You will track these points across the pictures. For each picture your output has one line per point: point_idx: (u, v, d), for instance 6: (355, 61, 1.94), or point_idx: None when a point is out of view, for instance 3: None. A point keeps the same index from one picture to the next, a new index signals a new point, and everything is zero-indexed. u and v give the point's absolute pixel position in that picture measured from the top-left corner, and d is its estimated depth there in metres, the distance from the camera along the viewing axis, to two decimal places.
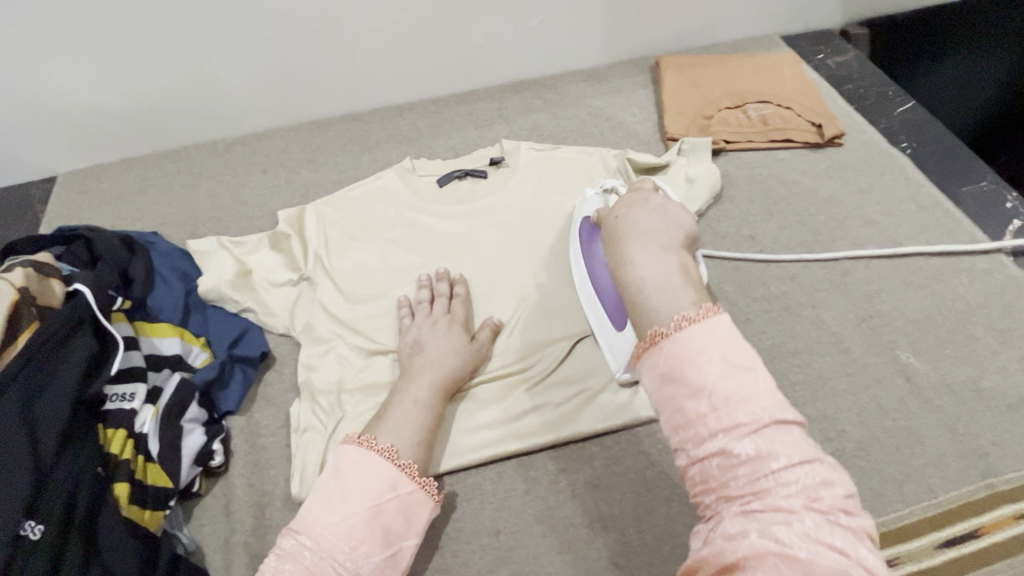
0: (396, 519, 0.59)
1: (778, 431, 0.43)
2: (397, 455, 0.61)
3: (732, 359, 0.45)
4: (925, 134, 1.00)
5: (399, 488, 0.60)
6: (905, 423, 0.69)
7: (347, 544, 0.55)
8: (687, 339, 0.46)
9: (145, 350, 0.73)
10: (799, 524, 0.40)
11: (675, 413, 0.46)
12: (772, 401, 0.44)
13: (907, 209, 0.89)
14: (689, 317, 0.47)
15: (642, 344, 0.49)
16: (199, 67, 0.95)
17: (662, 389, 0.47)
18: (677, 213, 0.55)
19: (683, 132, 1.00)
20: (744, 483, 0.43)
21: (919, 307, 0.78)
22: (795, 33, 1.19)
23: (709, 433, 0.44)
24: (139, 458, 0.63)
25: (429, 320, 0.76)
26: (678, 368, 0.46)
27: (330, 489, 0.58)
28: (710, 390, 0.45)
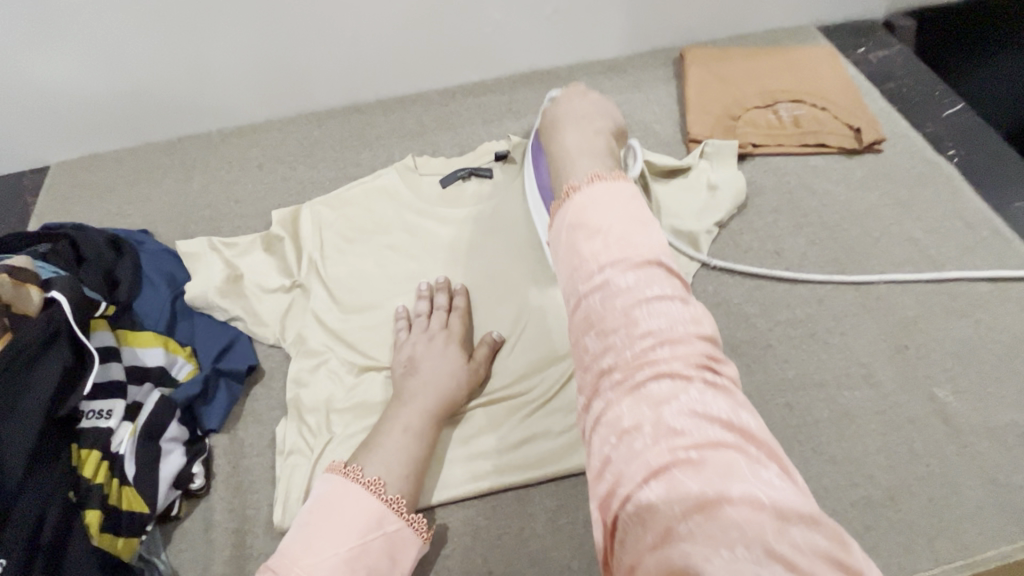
0: (380, 560, 0.55)
1: (661, 280, 0.43)
2: (384, 489, 0.58)
3: (627, 208, 0.47)
4: (975, 140, 0.91)
5: (384, 526, 0.56)
6: (941, 470, 0.63)
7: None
8: (592, 190, 0.49)
9: (127, 360, 0.69)
10: (685, 396, 0.37)
11: (571, 256, 0.46)
12: (659, 248, 0.45)
13: (952, 226, 0.81)
14: (598, 176, 0.50)
15: (558, 203, 0.51)
16: (194, 55, 0.90)
17: (565, 235, 0.47)
18: (606, 107, 0.66)
19: (707, 133, 0.92)
20: (623, 317, 0.41)
21: (961, 338, 0.71)
22: (834, 24, 1.09)
23: (597, 266, 0.44)
24: (114, 481, 0.59)
25: (424, 335, 0.72)
26: (579, 215, 0.47)
27: (312, 526, 0.54)
28: (604, 231, 0.45)
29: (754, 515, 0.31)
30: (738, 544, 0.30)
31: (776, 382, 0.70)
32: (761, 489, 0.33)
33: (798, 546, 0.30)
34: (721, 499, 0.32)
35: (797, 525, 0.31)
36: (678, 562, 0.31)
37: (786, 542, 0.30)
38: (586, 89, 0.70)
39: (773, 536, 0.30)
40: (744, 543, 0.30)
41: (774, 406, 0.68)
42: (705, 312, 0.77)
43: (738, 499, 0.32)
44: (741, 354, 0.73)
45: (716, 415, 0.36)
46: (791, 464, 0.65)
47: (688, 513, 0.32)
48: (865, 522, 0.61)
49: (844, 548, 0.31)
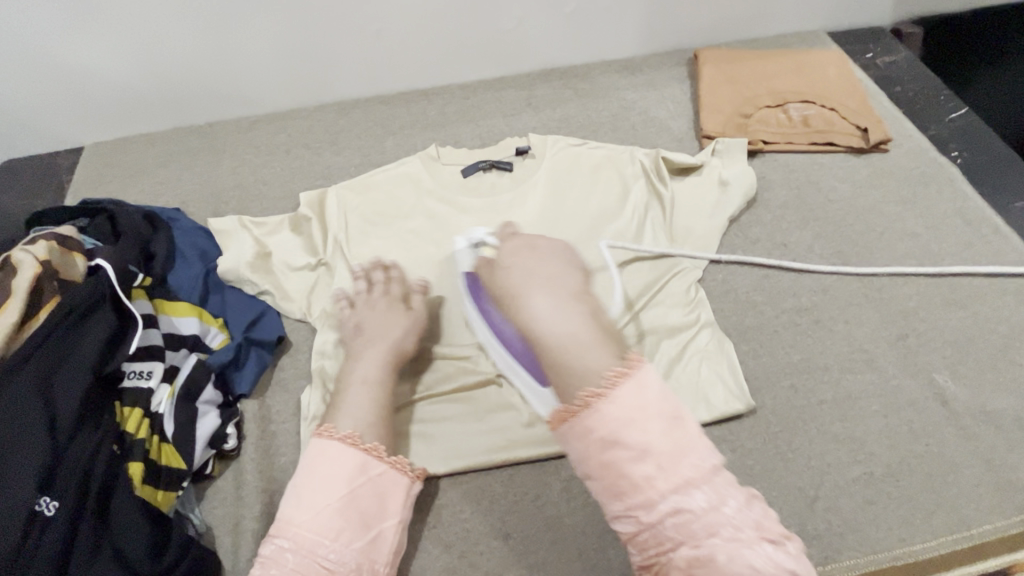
0: (371, 502, 0.59)
1: (695, 461, 0.50)
2: (361, 440, 0.61)
3: (642, 395, 0.51)
4: (978, 143, 0.95)
5: (369, 471, 0.60)
6: (939, 450, 0.66)
7: (328, 537, 0.56)
8: (582, 360, 0.53)
9: (164, 328, 0.72)
10: (721, 511, 0.48)
11: (588, 449, 0.51)
12: (686, 431, 0.51)
13: (953, 223, 0.85)
14: (614, 374, 0.52)
15: (571, 411, 0.53)
16: (229, 42, 0.94)
17: (581, 433, 0.52)
18: (545, 243, 0.65)
19: (719, 130, 0.95)
20: (664, 488, 0.49)
21: (960, 328, 0.75)
22: (843, 30, 1.13)
23: (651, 487, 0.49)
24: (154, 437, 0.63)
25: (367, 304, 0.75)
26: (576, 389, 0.53)
27: (301, 484, 0.58)
28: (648, 450, 0.50)
29: None
30: None
31: (782, 365, 0.73)
32: None
33: (769, 558, 0.47)
34: None
35: None
36: None
37: None
38: (527, 238, 0.66)
39: None
40: None
41: (780, 388, 0.72)
42: (715, 299, 0.80)
43: None
44: (748, 339, 0.76)
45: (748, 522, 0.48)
46: (796, 441, 0.68)
47: None
48: (865, 497, 0.64)
49: None
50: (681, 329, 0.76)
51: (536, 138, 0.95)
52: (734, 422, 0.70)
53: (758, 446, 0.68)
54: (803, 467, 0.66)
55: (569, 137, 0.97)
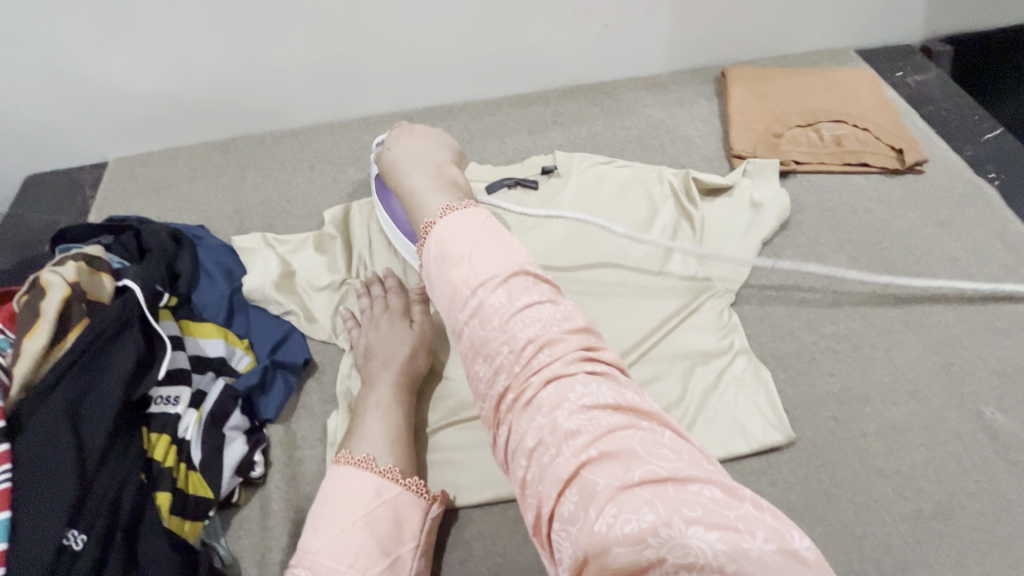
0: (387, 526, 0.58)
1: (526, 296, 0.51)
2: (374, 461, 0.60)
3: (482, 234, 0.55)
4: (1015, 165, 0.93)
5: (383, 494, 0.59)
6: (990, 486, 0.64)
7: (346, 563, 0.54)
8: (445, 223, 0.57)
9: (189, 349, 0.71)
10: (574, 391, 0.45)
11: (445, 289, 0.54)
12: (522, 261, 0.54)
13: (993, 248, 0.83)
14: (450, 208, 0.59)
15: (421, 242, 0.59)
16: (257, 57, 0.94)
17: (435, 269, 0.55)
18: (438, 142, 0.72)
19: (750, 149, 0.94)
20: (514, 347, 0.48)
21: (1007, 358, 0.72)
22: (871, 48, 1.12)
23: (470, 292, 0.52)
24: (181, 466, 0.61)
25: (371, 322, 0.74)
26: (441, 247, 0.56)
27: (320, 507, 0.58)
28: (467, 257, 0.54)
29: (655, 488, 0.39)
30: (642, 506, 0.38)
31: (823, 395, 0.71)
32: (662, 465, 0.40)
33: (590, 391, 0.45)
34: (630, 486, 0.39)
35: (691, 484, 0.39)
36: (612, 563, 0.37)
37: (684, 503, 0.38)
38: (411, 125, 0.75)
39: (674, 500, 0.38)
40: (645, 507, 0.38)
41: (821, 418, 0.69)
42: (749, 324, 0.78)
43: (642, 481, 0.39)
44: (786, 366, 0.74)
45: (601, 400, 0.45)
46: (839, 475, 0.65)
47: (604, 510, 0.39)
48: (915, 535, 0.61)
49: (733, 497, 0.39)
50: (714, 355, 0.74)
51: (563, 155, 0.95)
52: (774, 454, 0.67)
53: (799, 480, 0.66)
54: (848, 503, 0.64)
55: (594, 155, 0.97)
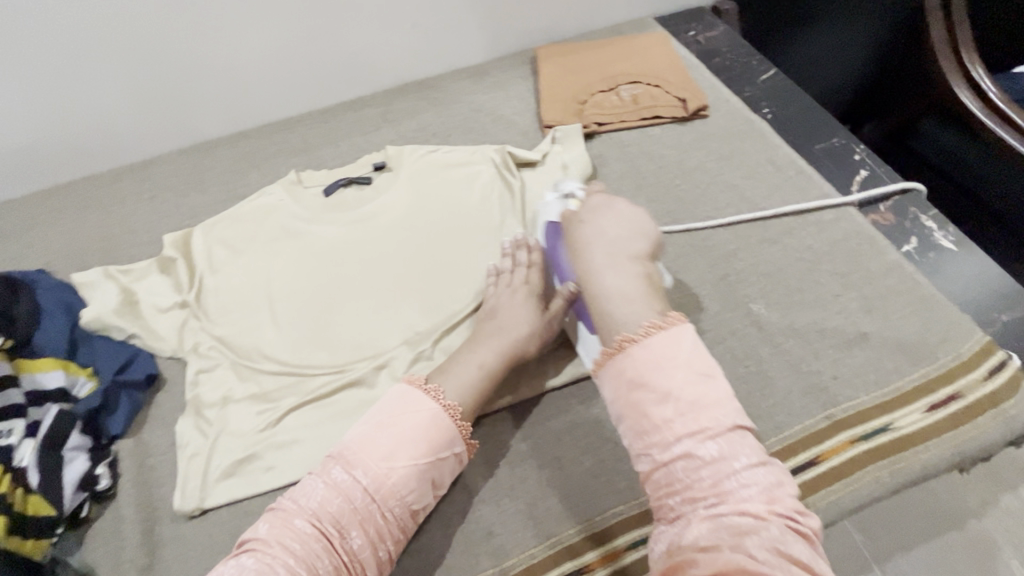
0: (438, 476, 0.65)
1: (738, 436, 0.54)
2: (460, 416, 0.67)
3: (692, 360, 0.57)
4: (786, 98, 1.07)
5: (452, 448, 0.66)
6: (757, 369, 0.75)
7: (400, 493, 0.62)
8: (650, 344, 0.57)
9: (25, 386, 0.72)
10: (766, 531, 0.49)
11: (641, 419, 0.56)
12: (739, 416, 0.55)
13: (765, 170, 0.95)
14: (653, 325, 0.58)
15: (607, 350, 0.59)
16: (74, 98, 0.95)
17: (626, 393, 0.57)
18: (637, 221, 0.68)
19: (559, 119, 1.04)
20: (714, 488, 0.52)
21: (772, 262, 0.84)
22: (668, 14, 1.25)
23: (673, 438, 0.54)
24: (18, 490, 0.64)
25: (506, 287, 0.79)
26: (642, 374, 0.57)
27: (387, 432, 0.63)
28: (673, 395, 0.55)
29: None
30: None
31: None
32: None
33: (778, 539, 0.49)
34: None
35: None
36: None
37: None
38: (611, 197, 0.71)
39: None
40: None
41: None
42: None
43: None
44: None
45: (794, 556, 0.48)
46: None
47: None
48: None
49: None
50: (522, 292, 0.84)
51: (393, 150, 1.00)
52: (581, 378, 0.77)
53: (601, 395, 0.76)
54: None
55: (426, 146, 1.02)
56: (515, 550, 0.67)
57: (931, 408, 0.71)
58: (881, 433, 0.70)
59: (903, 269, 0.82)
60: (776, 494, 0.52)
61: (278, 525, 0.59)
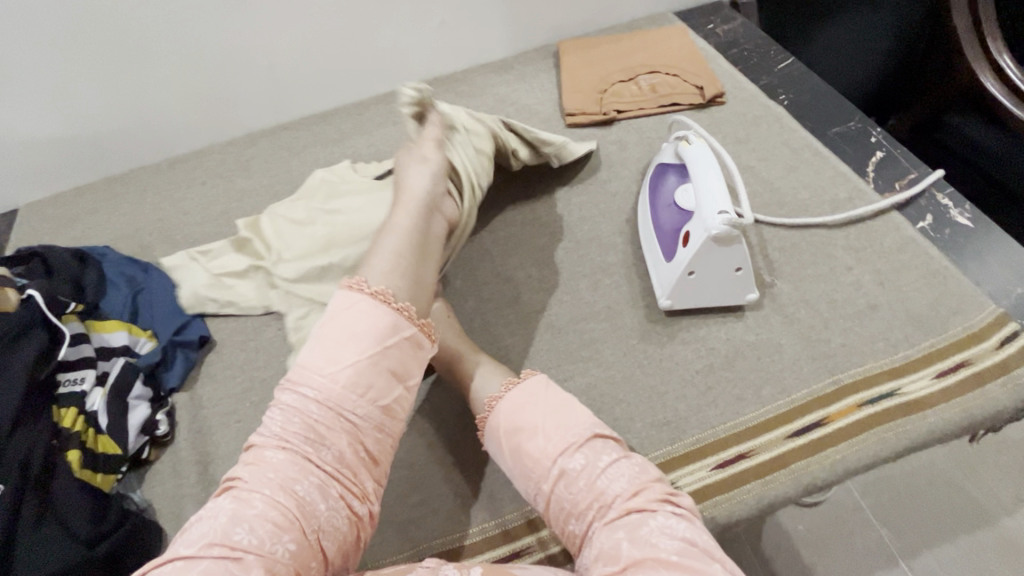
0: (397, 361, 0.60)
1: (599, 443, 0.59)
2: (392, 298, 0.61)
3: (548, 396, 0.63)
4: (801, 85, 1.09)
5: (398, 331, 0.61)
6: (769, 336, 0.77)
7: (355, 392, 0.57)
8: (509, 398, 0.64)
9: (95, 343, 0.80)
10: (653, 518, 0.53)
11: (523, 460, 0.60)
12: (596, 425, 0.61)
13: (780, 152, 0.98)
14: (511, 381, 0.66)
15: (483, 414, 0.66)
16: (133, 91, 1.04)
17: (507, 442, 0.62)
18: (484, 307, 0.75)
19: (580, 108, 1.08)
20: (592, 495, 0.56)
21: (786, 236, 0.87)
22: (687, 9, 1.29)
23: (551, 460, 0.59)
24: (90, 431, 0.72)
25: (418, 151, 0.76)
26: (512, 420, 0.63)
27: (326, 338, 0.59)
28: (539, 427, 0.61)
29: None
30: None
31: (638, 289, 0.83)
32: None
33: (664, 524, 0.52)
34: None
35: None
36: None
37: None
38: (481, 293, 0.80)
39: None
40: None
41: (637, 308, 0.81)
42: (582, 245, 0.90)
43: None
44: (612, 272, 0.86)
45: (679, 533, 0.51)
46: (652, 349, 0.78)
47: None
48: (707, 383, 0.74)
49: None
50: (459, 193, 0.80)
51: None
52: (599, 340, 0.80)
53: (620, 359, 0.78)
54: (655, 368, 0.76)
55: None
56: (533, 498, 0.70)
57: (940, 374, 0.73)
58: (888, 397, 0.71)
59: (916, 244, 0.84)
60: (642, 479, 0.56)
61: (252, 464, 0.55)
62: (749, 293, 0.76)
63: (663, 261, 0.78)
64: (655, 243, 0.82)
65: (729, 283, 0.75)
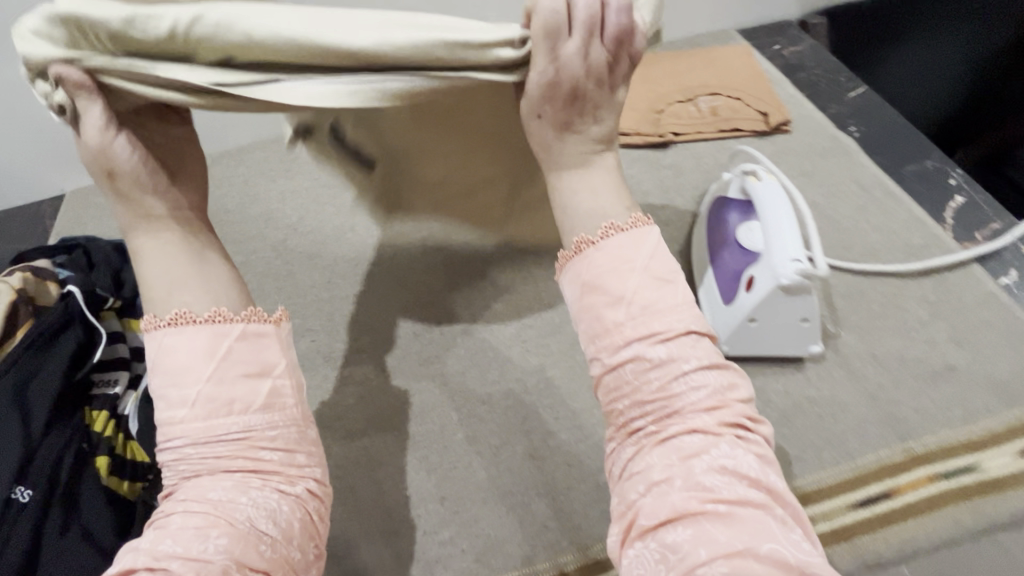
0: (243, 356, 0.50)
1: (689, 343, 0.52)
2: (191, 314, 0.51)
3: (655, 274, 0.53)
4: (874, 117, 1.03)
5: (221, 338, 0.50)
6: (832, 393, 0.71)
7: (223, 409, 0.48)
8: (607, 247, 0.54)
9: (131, 343, 0.79)
10: (716, 450, 0.48)
11: (595, 322, 0.53)
12: (690, 320, 0.52)
13: (849, 190, 0.91)
14: (615, 226, 0.55)
15: (568, 253, 0.57)
16: None
17: (583, 297, 0.54)
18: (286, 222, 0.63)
19: (635, 127, 1.03)
20: (662, 394, 0.50)
21: (853, 283, 0.81)
22: (752, 27, 1.22)
23: (625, 341, 0.51)
24: (120, 436, 0.71)
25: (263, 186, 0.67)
26: (597, 276, 0.54)
27: (162, 378, 0.49)
28: (626, 300, 0.52)
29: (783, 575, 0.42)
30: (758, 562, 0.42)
31: None
32: (790, 552, 0.43)
33: (726, 457, 0.48)
34: (746, 554, 0.42)
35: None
36: None
37: None
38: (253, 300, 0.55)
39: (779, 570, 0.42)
40: None
41: None
42: None
43: (767, 557, 0.43)
44: None
45: (745, 471, 0.47)
46: None
47: (715, 560, 0.42)
48: None
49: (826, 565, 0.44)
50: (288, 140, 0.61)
51: None
52: None
53: None
54: None
55: None
56: (569, 548, 0.65)
57: None
58: (966, 472, 0.65)
59: (997, 301, 0.77)
60: (724, 392, 0.51)
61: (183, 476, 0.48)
62: (812, 346, 0.71)
63: (720, 305, 0.74)
64: (713, 284, 0.77)
65: (794, 335, 0.70)
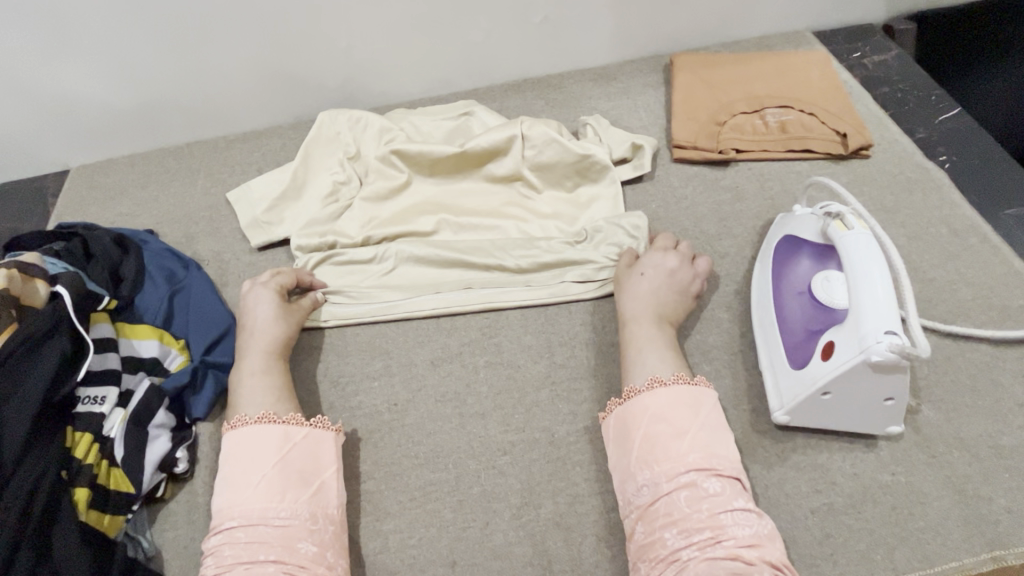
0: (305, 462, 0.61)
1: (736, 485, 0.56)
2: (274, 416, 0.63)
3: (709, 416, 0.60)
4: (969, 145, 0.89)
5: (292, 437, 0.62)
6: (909, 480, 0.62)
7: (275, 500, 0.57)
8: (675, 389, 0.61)
9: (123, 351, 0.73)
10: None
11: (653, 448, 0.58)
12: (738, 467, 0.57)
13: (937, 233, 0.80)
14: (684, 376, 0.62)
15: (635, 386, 0.63)
16: (197, 62, 0.94)
17: (647, 424, 0.59)
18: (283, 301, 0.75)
19: (693, 140, 0.91)
20: (711, 522, 0.53)
21: (938, 348, 0.70)
22: (831, 28, 1.08)
23: (683, 469, 0.56)
24: (103, 462, 0.64)
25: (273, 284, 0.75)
26: (665, 409, 0.60)
27: (233, 475, 0.59)
28: (688, 433, 0.58)
29: None
30: None
31: (744, 388, 0.69)
32: None
33: None
34: None
35: None
36: None
37: None
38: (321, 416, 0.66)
39: None
40: None
41: (742, 412, 0.67)
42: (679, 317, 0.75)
43: None
44: (713, 358, 0.71)
45: None
46: (755, 469, 0.64)
47: None
48: (824, 529, 0.60)
49: None
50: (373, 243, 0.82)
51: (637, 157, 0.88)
52: None
53: None
54: (759, 497, 0.62)
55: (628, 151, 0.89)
56: None
57: None
58: None
59: None
60: (765, 533, 0.53)
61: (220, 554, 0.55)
62: (891, 424, 0.62)
63: (787, 367, 0.65)
64: (776, 340, 0.67)
65: (872, 413, 0.61)
